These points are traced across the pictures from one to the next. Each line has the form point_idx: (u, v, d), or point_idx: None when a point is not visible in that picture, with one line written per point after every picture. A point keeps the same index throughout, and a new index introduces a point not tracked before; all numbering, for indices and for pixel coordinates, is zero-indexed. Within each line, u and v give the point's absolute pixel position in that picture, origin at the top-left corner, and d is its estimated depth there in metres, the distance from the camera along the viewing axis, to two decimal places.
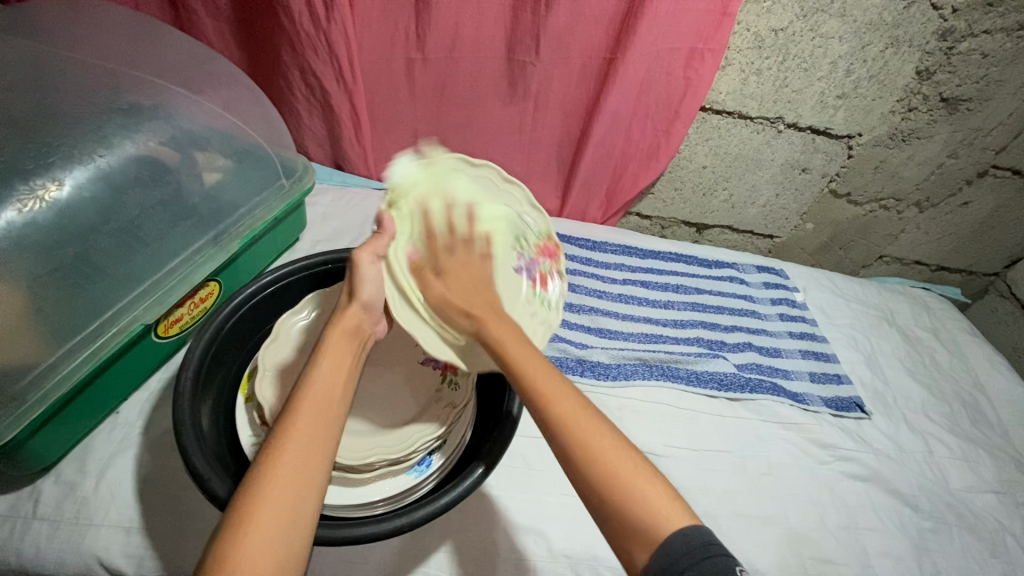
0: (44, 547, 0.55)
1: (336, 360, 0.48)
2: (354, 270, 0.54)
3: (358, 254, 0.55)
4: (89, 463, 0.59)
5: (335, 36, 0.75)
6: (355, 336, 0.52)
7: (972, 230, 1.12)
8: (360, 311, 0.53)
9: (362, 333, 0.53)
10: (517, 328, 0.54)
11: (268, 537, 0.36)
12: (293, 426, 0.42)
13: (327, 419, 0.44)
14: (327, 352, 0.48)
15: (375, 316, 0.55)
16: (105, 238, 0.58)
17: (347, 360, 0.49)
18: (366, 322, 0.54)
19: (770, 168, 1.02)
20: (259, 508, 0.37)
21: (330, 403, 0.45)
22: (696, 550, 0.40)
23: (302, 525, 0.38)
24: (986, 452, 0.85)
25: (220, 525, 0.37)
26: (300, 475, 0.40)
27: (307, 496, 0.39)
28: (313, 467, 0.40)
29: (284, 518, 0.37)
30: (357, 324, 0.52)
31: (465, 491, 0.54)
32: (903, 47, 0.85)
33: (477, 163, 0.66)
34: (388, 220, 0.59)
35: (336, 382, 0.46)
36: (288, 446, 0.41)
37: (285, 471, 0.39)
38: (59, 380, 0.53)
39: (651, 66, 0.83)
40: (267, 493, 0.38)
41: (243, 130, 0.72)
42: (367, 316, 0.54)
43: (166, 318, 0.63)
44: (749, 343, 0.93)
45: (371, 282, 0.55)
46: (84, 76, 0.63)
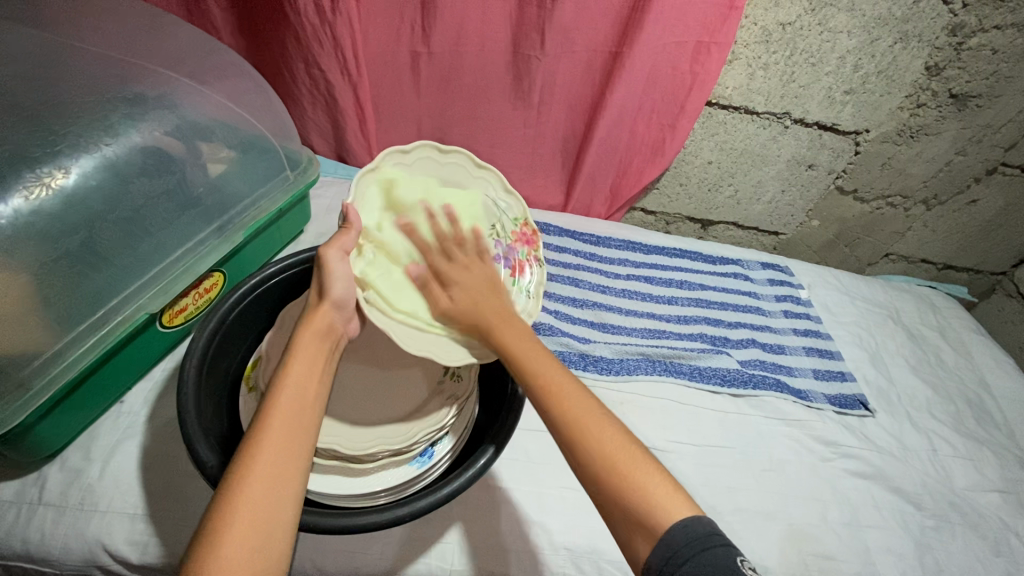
0: (49, 533, 0.55)
1: (309, 364, 0.49)
2: (321, 265, 0.55)
3: (325, 251, 0.55)
4: (94, 451, 0.60)
5: (340, 28, 0.76)
6: (328, 335, 0.53)
7: (979, 229, 1.11)
8: (332, 310, 0.55)
9: (335, 332, 0.54)
10: (527, 330, 0.55)
11: (248, 546, 0.37)
12: (267, 433, 0.43)
13: (298, 424, 0.44)
14: (299, 353, 0.49)
15: (347, 315, 0.56)
16: (110, 227, 0.58)
17: (320, 362, 0.50)
18: (339, 321, 0.55)
19: (776, 164, 1.01)
20: (236, 515, 0.38)
21: (302, 410, 0.45)
22: (696, 541, 0.39)
23: (279, 529, 0.39)
24: (991, 451, 0.85)
25: (199, 530, 0.38)
26: (277, 481, 0.41)
27: (283, 502, 0.40)
28: (290, 471, 0.42)
29: (259, 525, 0.38)
30: (329, 325, 0.53)
31: (467, 481, 0.53)
32: (912, 42, 0.84)
33: (409, 148, 0.65)
34: (352, 213, 0.59)
35: (308, 386, 0.47)
36: (260, 453, 0.42)
37: (260, 480, 0.40)
38: (64, 367, 0.53)
39: (658, 60, 0.82)
40: (242, 502, 0.39)
41: (248, 121, 0.72)
42: (336, 315, 0.55)
43: (171, 307, 0.63)
44: (753, 339, 0.93)
45: (339, 278, 0.56)
46: (90, 65, 0.63)
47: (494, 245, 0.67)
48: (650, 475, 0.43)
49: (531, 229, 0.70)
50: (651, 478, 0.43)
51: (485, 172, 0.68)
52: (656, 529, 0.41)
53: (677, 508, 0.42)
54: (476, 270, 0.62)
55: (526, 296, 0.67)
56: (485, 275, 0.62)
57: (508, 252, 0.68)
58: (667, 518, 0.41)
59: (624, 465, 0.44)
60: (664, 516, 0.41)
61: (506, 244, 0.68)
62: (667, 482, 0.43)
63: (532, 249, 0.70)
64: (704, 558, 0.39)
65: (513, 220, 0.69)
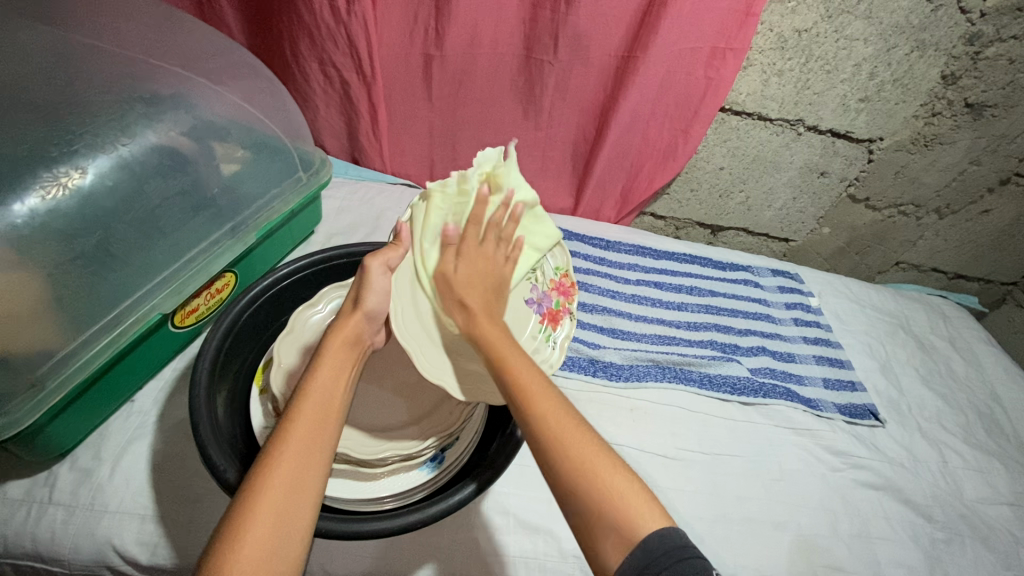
0: (60, 532, 0.55)
1: (335, 370, 0.49)
2: (363, 276, 0.55)
3: (369, 262, 0.56)
4: (105, 450, 0.60)
5: (354, 29, 0.75)
6: (356, 345, 0.53)
7: (991, 239, 1.11)
8: (365, 318, 0.54)
9: (362, 342, 0.54)
10: (506, 333, 0.53)
11: (262, 550, 0.37)
12: (288, 437, 0.43)
13: (321, 429, 0.44)
14: (324, 361, 0.49)
15: (376, 326, 0.56)
16: (124, 227, 0.58)
17: (346, 369, 0.50)
18: (368, 333, 0.55)
19: (788, 171, 1.00)
20: (253, 516, 0.38)
21: (325, 414, 0.45)
22: (673, 550, 0.40)
23: (295, 536, 0.39)
24: (1001, 464, 0.84)
25: (220, 526, 0.39)
26: (297, 486, 0.40)
27: (302, 505, 0.40)
28: (309, 475, 0.41)
29: (277, 529, 0.38)
30: (357, 334, 0.53)
31: (477, 489, 0.54)
32: (928, 50, 0.84)
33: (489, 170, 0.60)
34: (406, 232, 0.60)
35: (334, 391, 0.47)
36: (281, 456, 0.41)
37: (280, 484, 0.40)
38: (78, 368, 0.53)
39: (672, 65, 0.82)
40: (261, 506, 0.39)
41: (261, 121, 0.71)
42: (368, 326, 0.55)
43: (183, 308, 0.63)
44: (763, 347, 0.92)
45: (377, 291, 0.56)
46: (107, 63, 0.63)
47: (531, 288, 0.67)
48: (621, 481, 0.43)
49: (568, 280, 0.70)
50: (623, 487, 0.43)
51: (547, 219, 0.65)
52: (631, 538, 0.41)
53: (652, 518, 0.41)
54: (487, 266, 0.58)
55: (552, 348, 0.66)
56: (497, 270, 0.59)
57: (543, 299, 0.68)
58: (644, 529, 0.41)
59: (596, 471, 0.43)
60: (639, 527, 0.41)
61: (543, 291, 0.68)
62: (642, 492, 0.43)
63: (568, 300, 0.69)
64: (683, 567, 0.39)
65: (554, 269, 0.70)
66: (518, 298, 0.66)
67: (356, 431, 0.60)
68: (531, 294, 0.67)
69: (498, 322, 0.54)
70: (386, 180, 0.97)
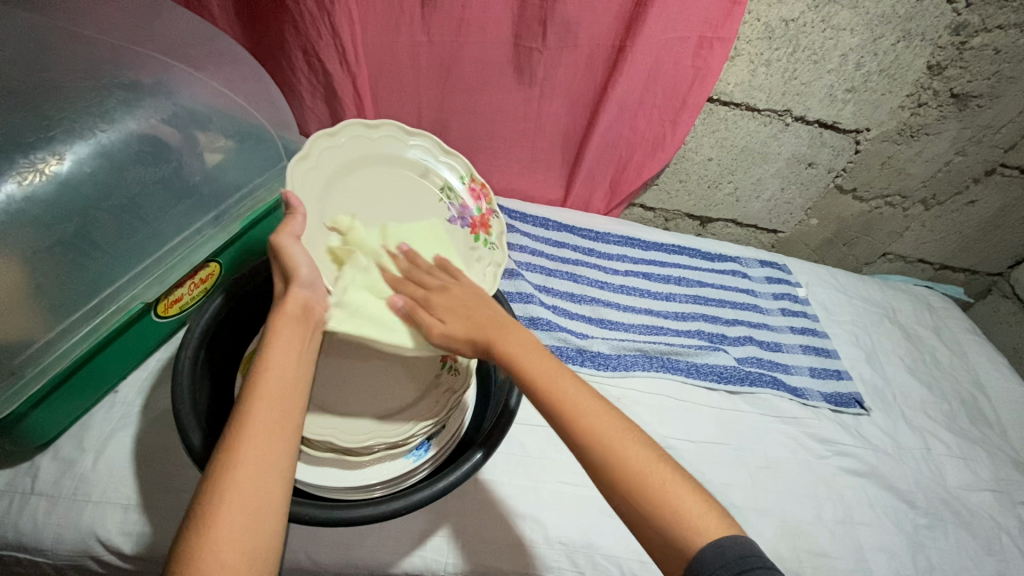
0: (42, 522, 0.55)
1: (289, 343, 0.48)
2: (280, 254, 0.53)
3: (277, 239, 0.53)
4: (87, 441, 0.59)
5: (339, 16, 0.75)
6: (307, 319, 0.50)
7: (976, 230, 1.12)
8: (304, 289, 0.52)
9: (311, 314, 0.51)
10: (527, 338, 0.52)
11: (244, 519, 0.38)
12: (250, 413, 0.42)
13: (283, 401, 0.44)
14: (279, 333, 0.48)
15: (320, 294, 0.53)
16: (104, 214, 0.58)
17: (299, 344, 0.48)
18: (314, 302, 0.52)
19: (776, 161, 1.01)
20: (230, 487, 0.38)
21: (283, 391, 0.44)
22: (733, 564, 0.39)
23: (276, 501, 0.40)
24: (984, 451, 0.85)
25: (189, 516, 0.38)
26: (266, 458, 0.40)
27: (270, 484, 0.40)
28: (278, 445, 0.41)
29: (250, 506, 0.38)
30: (304, 307, 0.51)
31: (462, 475, 0.54)
32: (915, 40, 0.84)
33: (336, 130, 0.62)
34: (295, 197, 0.56)
35: (289, 363, 0.46)
36: (241, 437, 0.41)
37: (250, 456, 0.40)
38: (57, 356, 0.53)
39: (660, 53, 0.81)
40: (235, 479, 0.39)
41: (244, 110, 0.70)
42: (312, 295, 0.52)
43: (167, 297, 0.62)
44: (749, 337, 0.93)
45: (303, 260, 0.53)
46: (84, 49, 0.62)
47: (448, 207, 0.69)
48: (694, 503, 0.42)
49: (478, 182, 0.71)
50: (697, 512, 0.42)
51: (417, 136, 0.69)
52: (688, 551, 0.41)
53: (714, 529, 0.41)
54: (455, 288, 0.58)
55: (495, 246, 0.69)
56: (468, 289, 0.58)
57: (463, 210, 0.70)
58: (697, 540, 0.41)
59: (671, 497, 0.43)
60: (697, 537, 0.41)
61: (460, 205, 0.70)
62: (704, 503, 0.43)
63: (487, 204, 0.71)
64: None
65: (461, 176, 0.71)
66: (440, 221, 0.68)
67: (344, 419, 0.60)
68: (451, 212, 0.69)
69: (519, 334, 0.52)
70: None
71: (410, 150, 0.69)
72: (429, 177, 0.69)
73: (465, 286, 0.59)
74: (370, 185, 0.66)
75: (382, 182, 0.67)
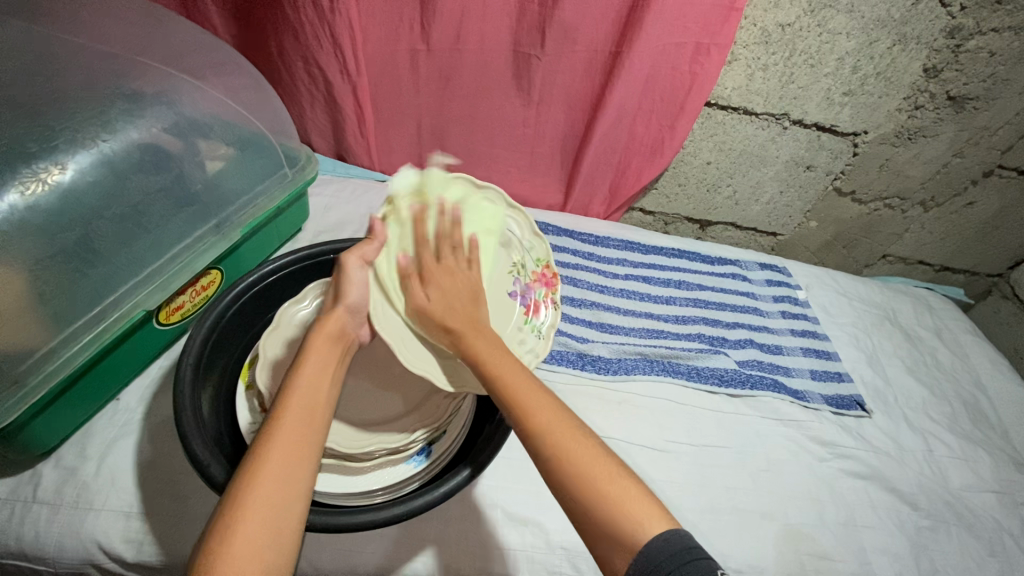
0: (44, 530, 0.55)
1: (321, 363, 0.49)
2: (342, 273, 0.55)
3: (346, 258, 0.55)
4: (90, 449, 0.60)
5: (340, 25, 0.75)
6: (339, 341, 0.52)
7: (975, 231, 1.12)
8: (344, 314, 0.54)
9: (346, 338, 0.53)
10: (498, 343, 0.54)
11: (264, 535, 0.38)
12: (277, 432, 0.43)
13: (310, 422, 0.44)
14: (311, 357, 0.49)
15: (359, 320, 0.55)
16: (105, 224, 0.58)
17: (332, 364, 0.50)
18: (350, 328, 0.54)
19: (774, 165, 1.01)
20: (250, 506, 0.38)
21: (314, 407, 0.45)
22: (679, 554, 0.39)
23: (289, 524, 0.39)
24: (986, 452, 0.85)
25: (211, 525, 0.38)
26: (289, 474, 0.41)
27: (292, 501, 0.40)
28: (301, 465, 0.42)
29: (272, 519, 0.38)
30: (340, 330, 0.53)
31: (462, 481, 0.55)
32: (910, 44, 0.84)
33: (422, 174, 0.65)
34: (379, 225, 0.59)
35: (321, 382, 0.47)
36: (271, 450, 0.41)
37: (272, 476, 0.40)
38: (59, 365, 0.53)
39: (657, 60, 0.82)
40: (253, 496, 0.39)
41: (245, 118, 0.71)
42: (351, 319, 0.54)
43: (167, 305, 0.63)
44: (750, 340, 0.93)
45: (357, 284, 0.55)
46: (86, 60, 0.62)
47: (513, 282, 0.67)
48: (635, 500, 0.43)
49: (551, 271, 0.70)
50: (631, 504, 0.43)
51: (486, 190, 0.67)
52: (633, 544, 0.41)
53: (655, 524, 0.41)
54: (460, 277, 0.59)
55: (536, 337, 0.65)
56: (466, 282, 0.59)
57: (526, 291, 0.67)
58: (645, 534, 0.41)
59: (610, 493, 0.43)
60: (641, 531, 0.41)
61: (524, 283, 0.68)
62: (645, 497, 0.43)
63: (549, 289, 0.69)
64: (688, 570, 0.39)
65: (536, 260, 0.70)
66: (499, 291, 0.66)
67: (346, 425, 0.60)
68: (514, 287, 0.67)
69: (489, 337, 0.54)
70: (374, 178, 0.97)
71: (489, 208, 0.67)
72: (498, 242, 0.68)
73: (468, 278, 0.59)
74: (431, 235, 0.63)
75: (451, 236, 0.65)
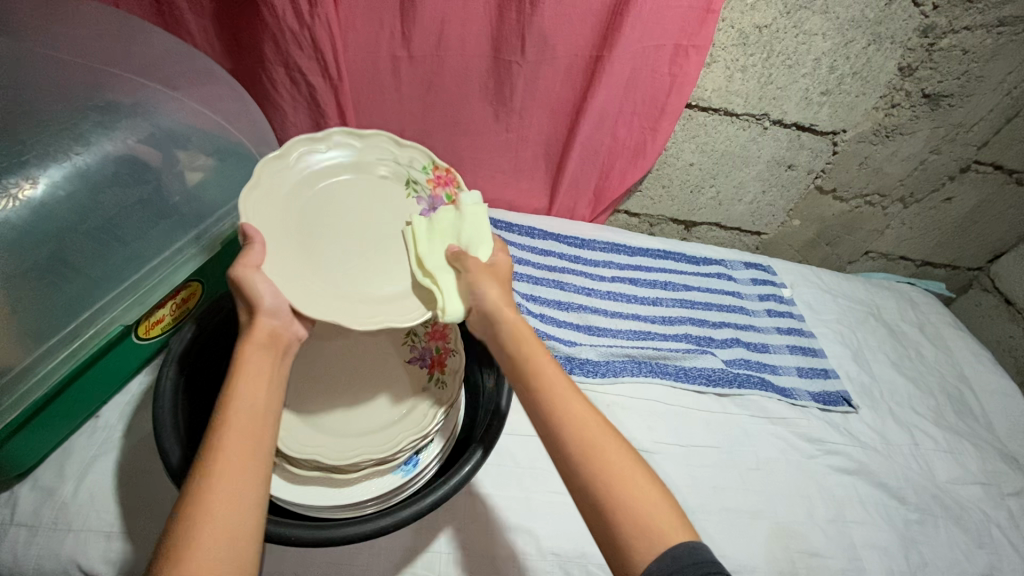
0: (22, 553, 0.53)
1: (259, 372, 0.45)
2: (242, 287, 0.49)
3: (235, 271, 0.49)
4: (68, 468, 0.58)
5: (320, 31, 0.74)
6: (273, 346, 0.48)
7: (955, 226, 1.14)
8: (269, 316, 0.49)
9: (278, 340, 0.49)
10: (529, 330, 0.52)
11: (216, 558, 0.35)
12: (218, 450, 0.40)
13: (255, 437, 0.41)
14: (247, 370, 0.45)
15: (287, 318, 0.51)
16: (80, 239, 0.58)
17: (268, 372, 0.46)
18: (279, 327, 0.50)
19: (756, 165, 1.02)
20: (202, 532, 0.36)
21: (256, 419, 0.42)
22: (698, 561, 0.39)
23: (245, 544, 0.37)
24: (971, 444, 0.86)
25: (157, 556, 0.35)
26: (235, 492, 0.38)
27: (244, 519, 0.38)
28: (244, 483, 0.39)
29: (222, 543, 0.36)
30: (270, 334, 0.49)
31: (450, 490, 0.53)
32: (885, 43, 0.86)
33: (282, 151, 0.57)
34: (253, 230, 0.52)
35: (260, 391, 0.44)
36: (212, 470, 0.39)
37: (216, 499, 0.37)
38: (33, 383, 0.53)
39: (637, 63, 0.83)
40: (200, 521, 0.36)
41: (225, 129, 0.70)
42: (276, 321, 0.50)
43: (148, 318, 0.61)
44: (736, 338, 0.93)
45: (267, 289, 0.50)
46: (60, 73, 0.62)
47: (416, 202, 0.63)
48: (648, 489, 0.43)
49: (443, 168, 0.63)
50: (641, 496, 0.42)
51: (325, 134, 0.60)
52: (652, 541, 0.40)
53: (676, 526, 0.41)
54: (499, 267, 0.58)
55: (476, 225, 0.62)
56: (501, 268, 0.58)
57: (431, 200, 0.63)
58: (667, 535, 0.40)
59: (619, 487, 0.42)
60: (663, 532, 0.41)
61: (428, 197, 0.63)
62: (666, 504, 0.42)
63: (454, 188, 0.63)
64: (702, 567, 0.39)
65: (423, 167, 0.63)
66: (411, 218, 0.62)
67: (331, 435, 0.59)
68: (422, 207, 0.63)
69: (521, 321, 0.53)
70: None
71: (364, 151, 0.62)
72: (390, 172, 0.63)
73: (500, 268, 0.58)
74: (332, 198, 0.60)
75: (340, 192, 0.61)
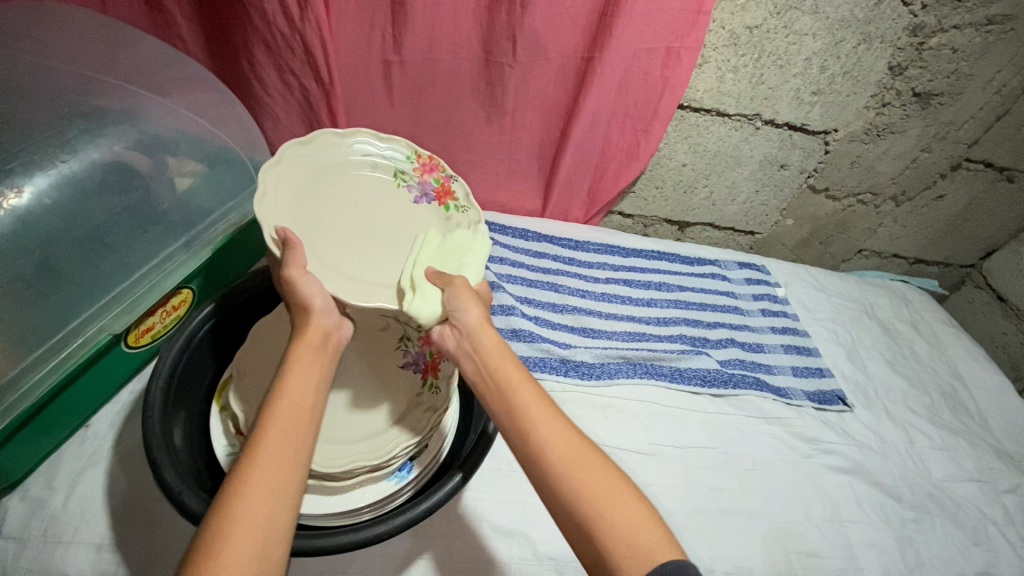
0: (11, 566, 0.52)
1: (306, 372, 0.47)
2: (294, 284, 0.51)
3: (292, 270, 0.51)
4: (58, 479, 0.58)
5: (310, 34, 0.74)
6: (323, 348, 0.50)
7: (946, 223, 1.14)
8: (323, 318, 0.51)
9: (329, 343, 0.51)
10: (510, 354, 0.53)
11: (252, 550, 0.36)
12: (263, 443, 0.41)
13: (296, 438, 0.42)
14: (293, 372, 0.46)
15: (338, 319, 0.53)
16: (65, 246, 0.57)
17: (317, 373, 0.48)
18: (331, 329, 0.52)
19: (748, 165, 1.02)
20: (239, 526, 0.36)
21: (300, 417, 0.43)
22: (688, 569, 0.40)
23: (276, 544, 0.37)
24: (965, 441, 0.86)
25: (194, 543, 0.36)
26: (277, 485, 0.39)
27: (282, 514, 0.38)
28: (286, 477, 0.40)
29: (261, 534, 0.36)
30: (323, 336, 0.50)
31: (443, 497, 0.54)
32: (874, 43, 0.86)
33: (280, 158, 0.59)
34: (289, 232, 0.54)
35: (308, 390, 0.45)
36: (256, 462, 0.39)
37: (257, 490, 0.38)
38: (21, 395, 0.52)
39: (628, 65, 0.83)
40: (240, 512, 0.37)
41: (213, 133, 0.69)
42: (329, 323, 0.52)
43: (137, 327, 0.60)
44: (731, 339, 0.93)
45: (316, 289, 0.52)
46: (46, 79, 0.61)
47: (407, 189, 0.67)
48: (636, 499, 0.43)
49: (428, 156, 0.68)
50: (628, 507, 0.42)
51: (320, 137, 0.63)
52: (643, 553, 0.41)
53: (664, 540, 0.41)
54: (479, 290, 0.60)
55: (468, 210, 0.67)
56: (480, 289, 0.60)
57: (422, 186, 0.67)
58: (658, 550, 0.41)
59: (602, 497, 0.43)
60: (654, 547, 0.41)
61: (417, 184, 0.67)
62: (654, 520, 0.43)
63: (441, 172, 0.68)
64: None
65: (407, 156, 0.68)
66: (405, 205, 0.66)
67: (325, 443, 0.59)
68: (413, 193, 0.67)
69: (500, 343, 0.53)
70: None
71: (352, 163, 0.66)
72: (379, 167, 0.67)
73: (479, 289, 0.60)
74: (328, 201, 0.62)
75: (336, 195, 0.63)
